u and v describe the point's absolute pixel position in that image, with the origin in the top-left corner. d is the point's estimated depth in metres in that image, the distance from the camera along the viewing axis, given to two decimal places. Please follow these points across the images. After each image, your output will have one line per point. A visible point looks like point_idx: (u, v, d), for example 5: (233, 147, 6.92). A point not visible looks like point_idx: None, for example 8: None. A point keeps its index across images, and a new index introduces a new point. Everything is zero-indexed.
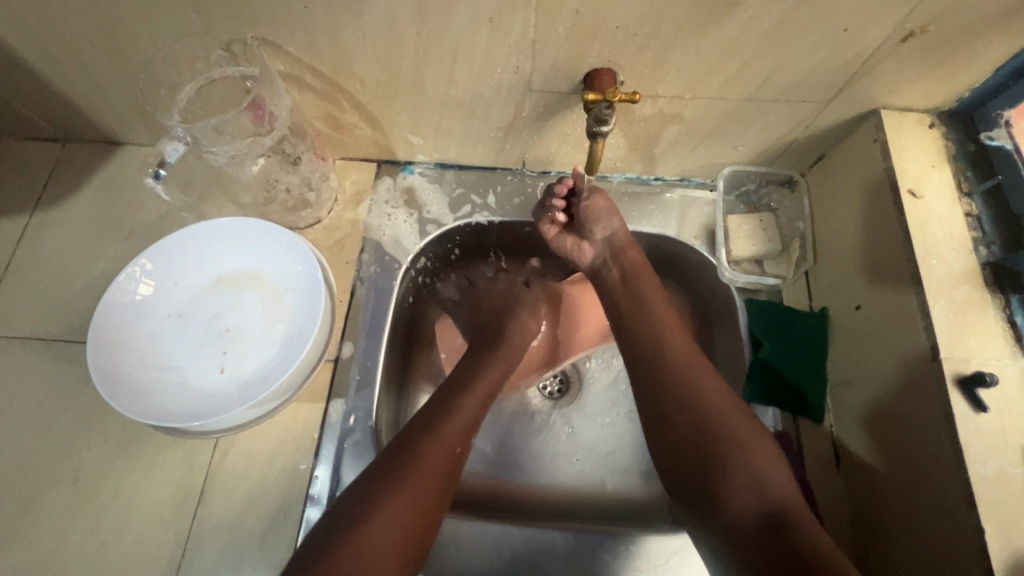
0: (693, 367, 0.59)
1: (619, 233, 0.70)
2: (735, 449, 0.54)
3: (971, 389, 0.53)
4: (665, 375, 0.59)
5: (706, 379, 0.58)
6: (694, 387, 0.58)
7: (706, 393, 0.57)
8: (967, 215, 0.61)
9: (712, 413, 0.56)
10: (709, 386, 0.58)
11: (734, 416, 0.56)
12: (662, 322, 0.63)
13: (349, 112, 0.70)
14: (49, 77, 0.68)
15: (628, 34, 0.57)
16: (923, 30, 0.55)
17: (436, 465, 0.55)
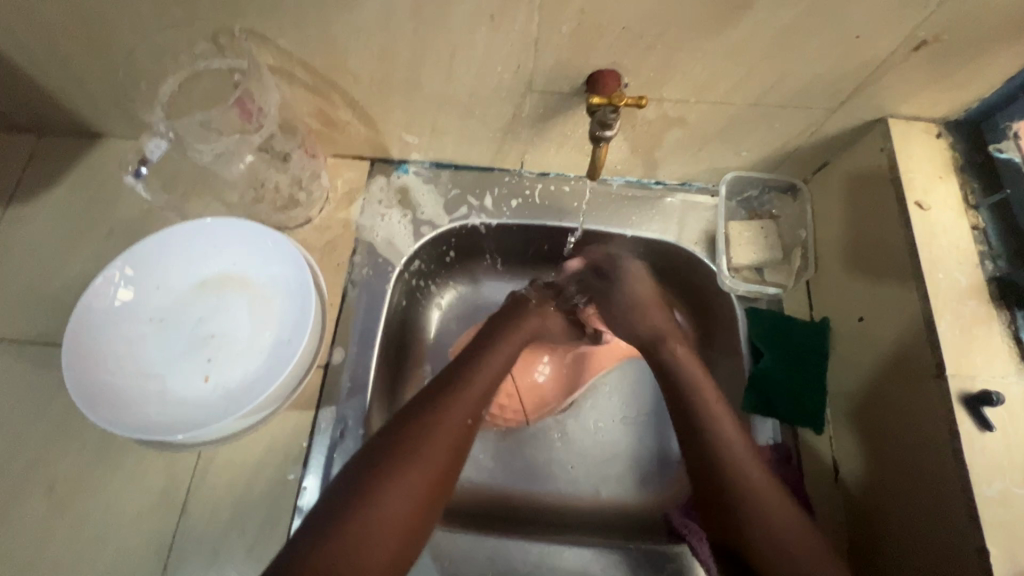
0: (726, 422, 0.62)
1: (666, 330, 0.71)
2: (771, 514, 0.56)
3: (977, 407, 0.52)
4: (716, 454, 0.59)
5: (737, 436, 0.61)
6: (735, 462, 0.58)
7: (732, 441, 0.60)
8: (974, 228, 0.60)
9: (752, 486, 0.57)
10: (733, 434, 0.61)
11: (774, 494, 0.57)
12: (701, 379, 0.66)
13: (342, 108, 0.68)
14: (23, 66, 0.64)
15: (634, 35, 0.55)
16: (936, 39, 0.54)
17: (430, 456, 0.54)
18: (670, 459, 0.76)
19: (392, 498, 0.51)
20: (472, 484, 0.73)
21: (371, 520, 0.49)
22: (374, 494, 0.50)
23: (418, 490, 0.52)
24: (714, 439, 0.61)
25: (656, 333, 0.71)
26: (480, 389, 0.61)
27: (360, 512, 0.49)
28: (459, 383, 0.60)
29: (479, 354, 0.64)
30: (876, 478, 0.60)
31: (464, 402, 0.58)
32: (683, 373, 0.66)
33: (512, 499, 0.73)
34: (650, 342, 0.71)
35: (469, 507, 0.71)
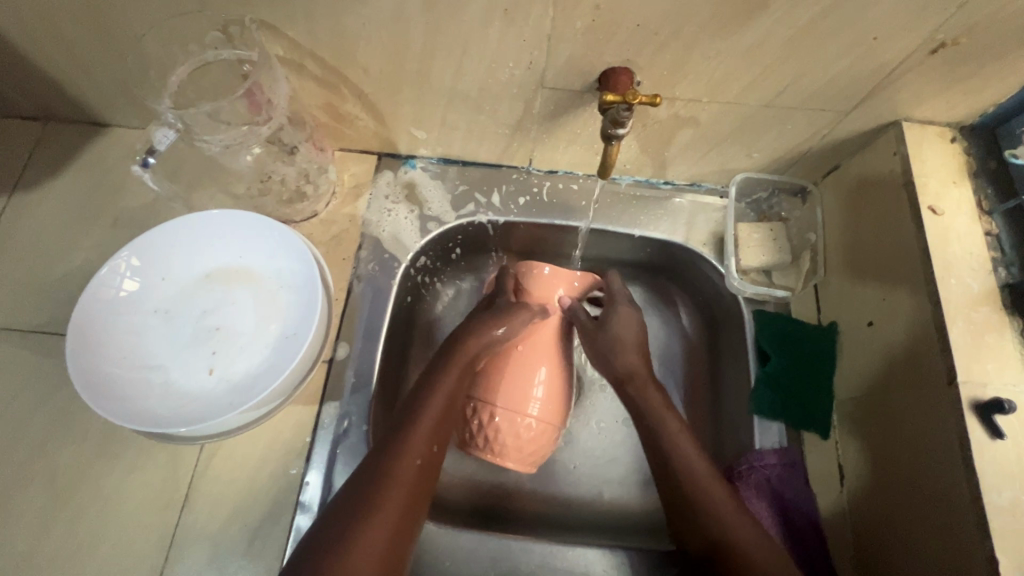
0: (688, 447, 0.60)
1: (658, 393, 0.66)
2: (738, 533, 0.54)
3: (988, 415, 0.51)
4: (699, 495, 0.57)
5: (707, 475, 0.58)
6: (706, 492, 0.57)
7: (698, 478, 0.58)
8: (987, 234, 0.59)
9: (734, 523, 0.55)
10: (705, 472, 0.58)
11: (751, 527, 0.55)
12: (665, 411, 0.62)
13: (351, 102, 0.67)
14: (29, 53, 0.63)
15: (648, 32, 0.54)
16: (954, 42, 0.53)
17: (386, 507, 0.50)
18: None
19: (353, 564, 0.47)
20: (474, 482, 0.72)
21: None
22: (346, 544, 0.47)
23: (377, 550, 0.48)
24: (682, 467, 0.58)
25: (641, 384, 0.64)
26: (433, 417, 0.56)
27: (334, 565, 0.46)
28: (413, 415, 0.56)
29: (423, 387, 0.58)
30: (882, 485, 0.60)
31: (416, 441, 0.54)
32: (653, 415, 0.62)
33: (514, 498, 0.72)
34: (624, 378, 0.65)
35: (471, 505, 0.70)
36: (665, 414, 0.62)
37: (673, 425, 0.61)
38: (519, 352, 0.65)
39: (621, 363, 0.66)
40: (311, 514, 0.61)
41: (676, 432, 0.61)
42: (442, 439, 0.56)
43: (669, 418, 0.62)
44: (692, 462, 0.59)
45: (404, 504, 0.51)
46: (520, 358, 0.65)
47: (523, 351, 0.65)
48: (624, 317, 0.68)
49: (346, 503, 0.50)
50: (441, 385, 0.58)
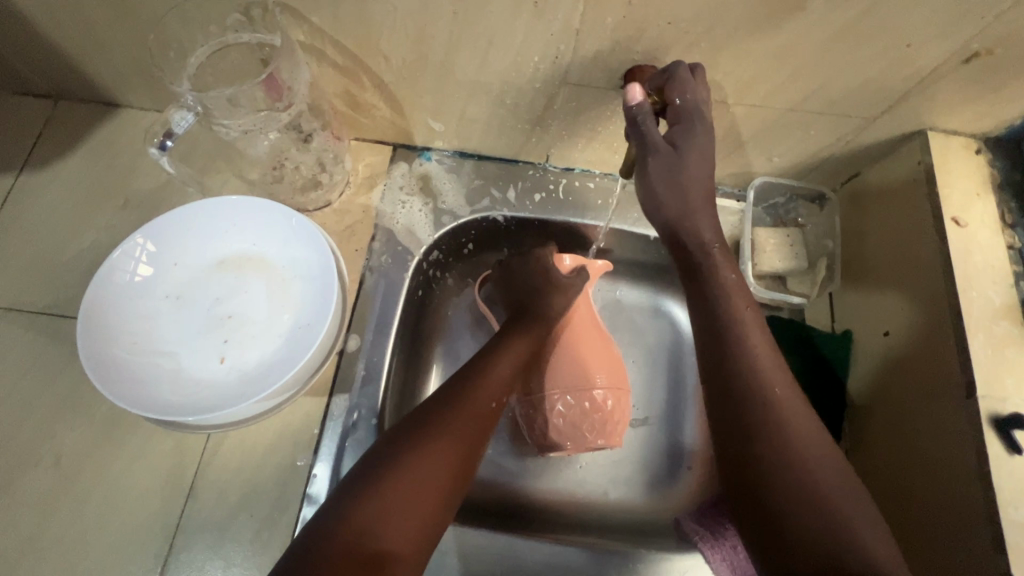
0: (768, 367, 0.52)
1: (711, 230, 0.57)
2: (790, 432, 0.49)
3: (1007, 431, 0.51)
4: (769, 424, 0.49)
5: (788, 396, 0.51)
6: (786, 418, 0.49)
7: (785, 407, 0.50)
8: (1010, 247, 0.59)
9: (805, 453, 0.48)
10: (789, 399, 0.51)
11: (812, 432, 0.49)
12: (756, 336, 0.54)
13: (370, 90, 0.66)
14: (44, 28, 0.62)
15: (679, 31, 0.53)
16: (988, 52, 0.53)
17: (455, 433, 0.53)
18: (681, 464, 0.75)
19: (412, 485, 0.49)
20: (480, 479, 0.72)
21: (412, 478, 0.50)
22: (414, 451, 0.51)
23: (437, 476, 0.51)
24: (760, 401, 0.50)
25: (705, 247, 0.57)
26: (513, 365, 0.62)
27: (406, 465, 0.50)
28: (492, 357, 0.62)
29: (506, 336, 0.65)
30: (892, 495, 0.60)
31: (494, 386, 0.59)
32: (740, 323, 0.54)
33: (519, 496, 0.72)
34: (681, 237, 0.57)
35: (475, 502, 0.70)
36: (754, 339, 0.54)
37: (760, 347, 0.53)
38: (579, 337, 0.71)
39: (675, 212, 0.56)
40: (318, 505, 0.61)
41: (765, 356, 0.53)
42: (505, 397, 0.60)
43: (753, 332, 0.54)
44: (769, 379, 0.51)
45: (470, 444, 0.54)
46: (578, 345, 0.70)
47: (577, 335, 0.71)
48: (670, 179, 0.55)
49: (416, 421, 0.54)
50: (522, 339, 0.65)
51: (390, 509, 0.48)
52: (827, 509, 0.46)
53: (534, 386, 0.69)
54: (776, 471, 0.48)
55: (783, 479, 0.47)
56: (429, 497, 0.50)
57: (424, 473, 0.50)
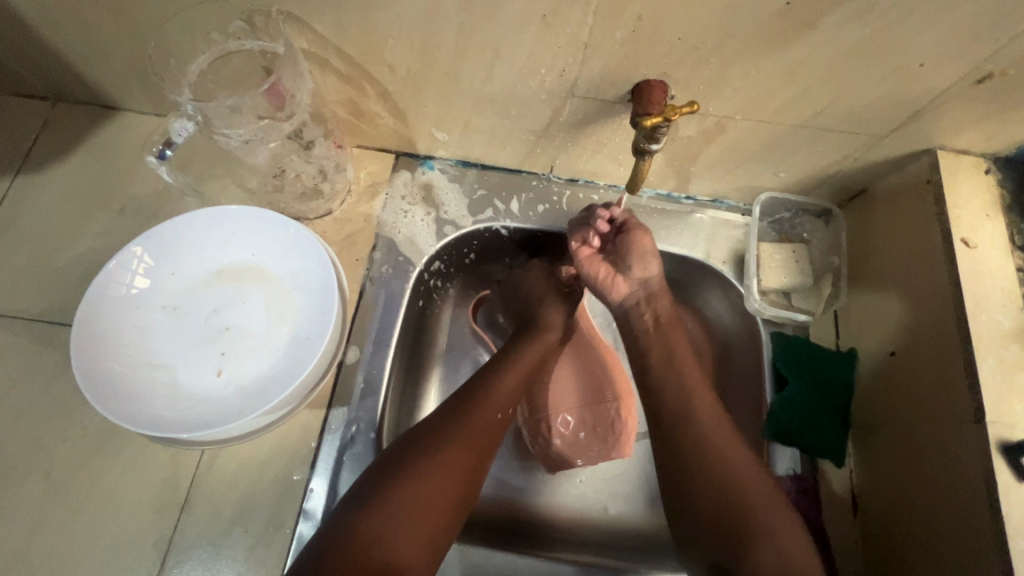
0: (703, 401, 0.61)
1: (658, 285, 0.67)
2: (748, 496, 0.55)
3: (1016, 457, 0.50)
4: (712, 474, 0.56)
5: (717, 423, 0.59)
6: (720, 449, 0.57)
7: (711, 436, 0.58)
8: (1019, 269, 0.58)
9: (733, 478, 0.56)
10: (722, 437, 0.58)
11: (768, 489, 0.56)
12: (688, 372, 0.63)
13: (373, 99, 0.65)
14: (43, 31, 0.61)
15: (688, 46, 0.52)
16: (1001, 73, 0.52)
17: (454, 450, 0.54)
18: None
19: (412, 497, 0.50)
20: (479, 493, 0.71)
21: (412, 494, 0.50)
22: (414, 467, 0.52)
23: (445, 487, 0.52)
24: (687, 428, 0.59)
25: (649, 294, 0.67)
26: (513, 381, 0.62)
27: (406, 481, 0.51)
28: (497, 371, 0.62)
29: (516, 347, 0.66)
30: (897, 519, 0.59)
31: (499, 397, 0.60)
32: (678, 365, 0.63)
33: (519, 511, 0.71)
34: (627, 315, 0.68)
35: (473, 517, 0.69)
36: (691, 380, 0.62)
37: (696, 385, 0.62)
38: (574, 357, 0.76)
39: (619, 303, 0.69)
40: (314, 521, 0.59)
41: (696, 389, 0.62)
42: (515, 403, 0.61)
43: (687, 367, 0.63)
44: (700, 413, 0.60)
45: (473, 452, 0.55)
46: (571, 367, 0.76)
47: (574, 355, 0.76)
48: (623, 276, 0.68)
49: (427, 434, 0.55)
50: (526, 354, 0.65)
51: (396, 523, 0.49)
52: (745, 526, 0.54)
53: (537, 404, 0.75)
54: (698, 490, 0.56)
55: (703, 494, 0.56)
56: (430, 513, 0.51)
57: (431, 484, 0.51)
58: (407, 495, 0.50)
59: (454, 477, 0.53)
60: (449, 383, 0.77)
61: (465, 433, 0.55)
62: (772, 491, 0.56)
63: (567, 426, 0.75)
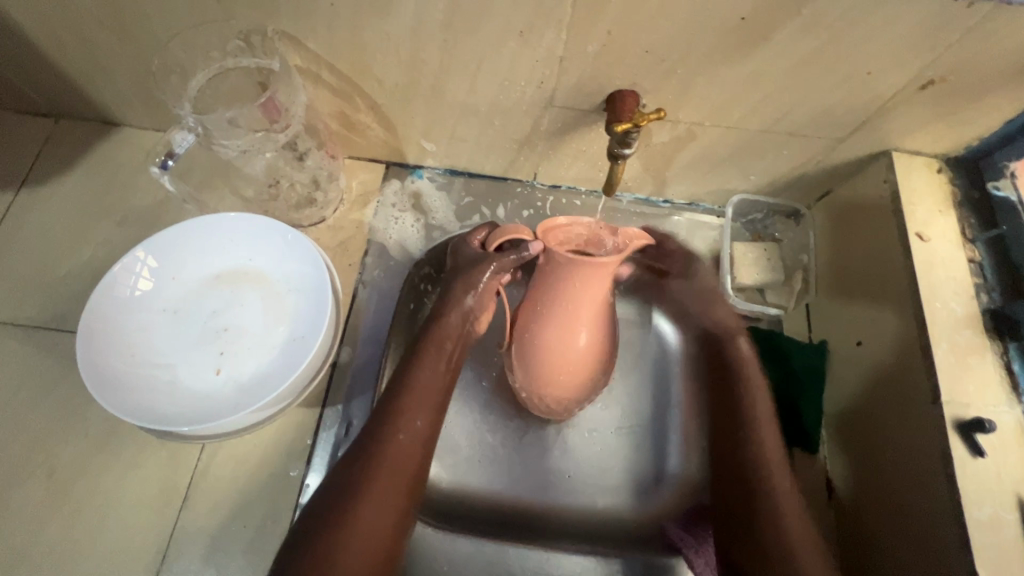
0: (772, 446, 0.60)
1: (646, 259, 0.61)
2: (776, 504, 0.57)
3: (970, 434, 0.54)
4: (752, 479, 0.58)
5: (787, 483, 0.58)
6: (759, 450, 0.60)
7: (783, 495, 0.57)
8: (970, 260, 0.63)
9: (796, 546, 0.54)
10: (791, 504, 0.57)
11: (791, 498, 0.57)
12: (770, 432, 0.61)
13: (363, 112, 0.69)
14: (50, 52, 0.64)
15: (656, 58, 0.57)
16: (942, 79, 0.57)
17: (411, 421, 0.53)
18: (666, 473, 0.74)
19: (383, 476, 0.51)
20: (468, 488, 0.71)
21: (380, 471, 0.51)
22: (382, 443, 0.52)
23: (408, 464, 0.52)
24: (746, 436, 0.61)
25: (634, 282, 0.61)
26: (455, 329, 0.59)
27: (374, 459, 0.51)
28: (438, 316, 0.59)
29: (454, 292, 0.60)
30: (867, 498, 0.62)
31: (418, 402, 0.55)
32: (766, 424, 0.61)
33: (502, 508, 0.70)
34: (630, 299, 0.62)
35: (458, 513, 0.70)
36: (767, 430, 0.61)
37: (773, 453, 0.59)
38: (563, 292, 0.56)
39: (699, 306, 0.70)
40: None
41: (773, 450, 0.60)
42: (430, 414, 0.55)
43: (764, 424, 0.61)
44: (773, 467, 0.59)
45: (388, 500, 0.50)
46: (553, 315, 0.57)
47: (564, 292, 0.56)
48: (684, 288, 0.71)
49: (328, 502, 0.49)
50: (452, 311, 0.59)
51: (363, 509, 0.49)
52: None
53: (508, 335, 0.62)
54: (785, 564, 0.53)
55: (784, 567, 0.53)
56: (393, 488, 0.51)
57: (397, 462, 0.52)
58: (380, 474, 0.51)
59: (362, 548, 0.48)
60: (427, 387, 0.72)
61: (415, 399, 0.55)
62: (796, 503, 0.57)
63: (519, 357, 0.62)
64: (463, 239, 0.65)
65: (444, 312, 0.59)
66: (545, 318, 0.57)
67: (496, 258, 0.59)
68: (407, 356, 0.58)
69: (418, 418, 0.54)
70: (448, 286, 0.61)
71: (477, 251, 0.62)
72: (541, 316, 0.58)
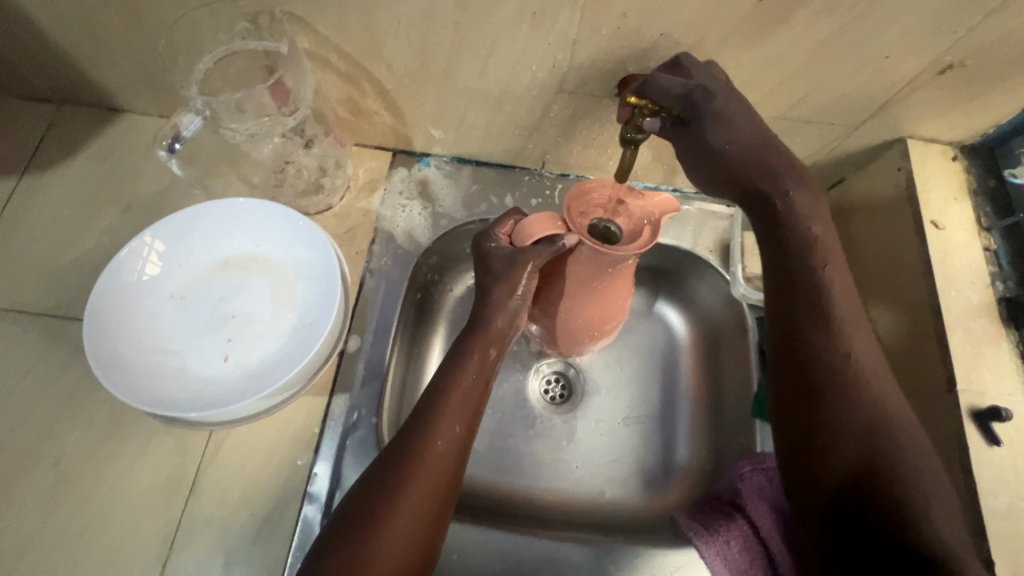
0: (850, 310, 0.53)
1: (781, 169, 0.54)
2: (856, 372, 0.51)
3: (986, 423, 0.54)
4: (830, 366, 0.51)
5: (869, 350, 0.52)
6: (836, 320, 0.53)
7: (861, 354, 0.52)
8: (986, 249, 0.62)
9: (877, 411, 0.49)
10: (866, 356, 0.52)
11: (873, 363, 0.52)
12: (843, 293, 0.54)
13: (372, 97, 0.68)
14: (52, 34, 0.63)
15: (671, 42, 0.56)
16: (961, 64, 0.56)
17: (449, 427, 0.53)
18: (674, 464, 0.73)
19: (417, 485, 0.50)
20: (476, 478, 0.71)
21: (415, 477, 0.50)
22: (416, 448, 0.51)
23: (443, 470, 0.51)
24: (816, 305, 0.53)
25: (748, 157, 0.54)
26: (500, 336, 0.59)
27: (411, 466, 0.50)
28: (483, 321, 0.59)
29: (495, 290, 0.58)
30: None
31: (453, 410, 0.54)
32: (827, 278, 0.54)
33: (511, 498, 0.70)
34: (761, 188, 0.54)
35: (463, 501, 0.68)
36: (839, 288, 0.54)
37: (848, 317, 0.53)
38: (593, 287, 0.58)
39: (741, 156, 0.54)
40: (319, 505, 0.61)
41: (850, 315, 0.53)
42: (468, 422, 0.55)
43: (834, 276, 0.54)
44: (851, 334, 0.52)
45: (422, 509, 0.49)
46: (584, 303, 0.60)
47: (593, 287, 0.58)
48: (713, 140, 0.53)
49: (366, 509, 0.48)
50: (498, 315, 0.59)
51: (397, 513, 0.48)
52: (887, 474, 0.47)
53: (542, 305, 0.63)
54: (840, 427, 0.49)
55: (840, 434, 0.49)
56: (429, 494, 0.50)
57: (432, 469, 0.51)
58: (413, 480, 0.50)
59: (397, 555, 0.47)
60: (433, 371, 0.75)
61: (449, 407, 0.54)
62: (878, 370, 0.52)
63: (540, 331, 0.66)
64: (487, 232, 0.62)
65: (492, 319, 0.59)
66: (573, 299, 0.60)
67: (533, 258, 0.56)
68: (449, 364, 0.57)
69: (456, 425, 0.53)
70: (487, 290, 0.59)
71: (506, 247, 0.59)
72: (572, 305, 0.61)
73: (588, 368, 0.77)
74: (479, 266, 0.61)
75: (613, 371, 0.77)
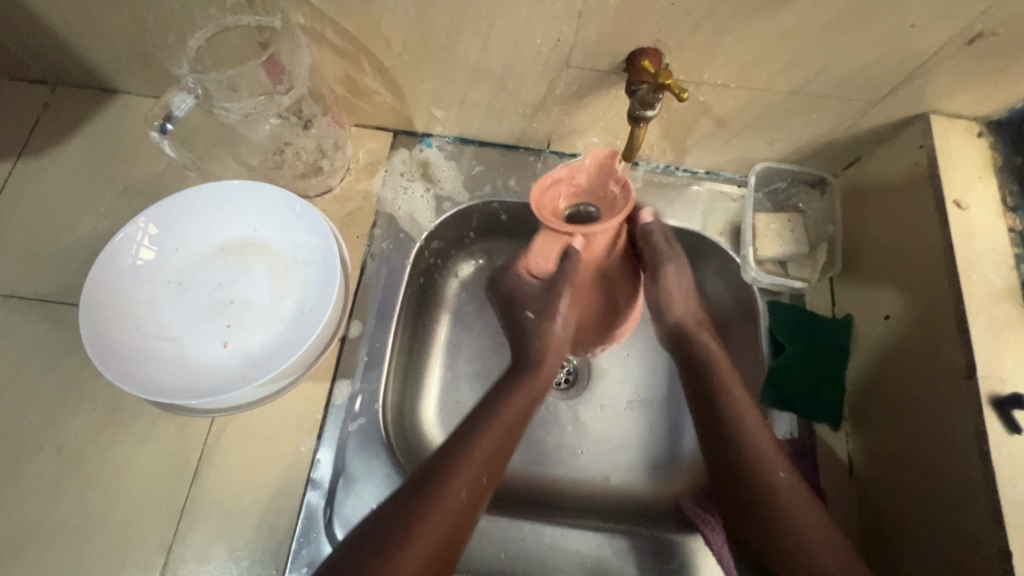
0: (770, 450, 0.58)
1: (716, 350, 0.66)
2: (782, 494, 0.56)
3: (1006, 409, 0.52)
4: (764, 502, 0.56)
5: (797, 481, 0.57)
6: (759, 457, 0.57)
7: (792, 490, 0.56)
8: (1010, 229, 0.60)
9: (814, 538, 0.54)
10: (790, 483, 0.56)
11: (795, 488, 0.56)
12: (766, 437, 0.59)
13: (370, 75, 0.65)
14: (42, 11, 0.62)
15: (682, 12, 0.53)
16: (992, 33, 0.53)
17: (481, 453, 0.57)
18: (682, 452, 0.72)
19: (451, 498, 0.53)
20: None
21: (446, 500, 0.53)
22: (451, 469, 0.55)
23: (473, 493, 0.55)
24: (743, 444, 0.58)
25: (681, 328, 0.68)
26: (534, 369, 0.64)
27: (441, 489, 0.54)
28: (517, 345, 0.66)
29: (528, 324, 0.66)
30: (893, 474, 0.60)
31: (488, 435, 0.58)
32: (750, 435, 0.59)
33: (517, 483, 0.70)
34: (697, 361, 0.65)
35: None
36: (757, 429, 0.59)
37: (773, 457, 0.58)
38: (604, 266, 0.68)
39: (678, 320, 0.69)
40: (322, 491, 0.61)
41: (771, 452, 0.58)
42: (502, 450, 0.58)
43: (752, 418, 0.60)
44: (771, 463, 0.57)
45: (446, 526, 0.52)
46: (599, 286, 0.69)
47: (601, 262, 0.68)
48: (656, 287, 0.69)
49: (398, 518, 0.52)
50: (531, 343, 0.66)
51: (428, 529, 0.52)
52: None
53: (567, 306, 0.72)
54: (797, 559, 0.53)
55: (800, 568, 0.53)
56: (461, 517, 0.53)
57: (461, 493, 0.54)
58: (443, 498, 0.53)
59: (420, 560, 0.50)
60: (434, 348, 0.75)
61: (488, 434, 0.58)
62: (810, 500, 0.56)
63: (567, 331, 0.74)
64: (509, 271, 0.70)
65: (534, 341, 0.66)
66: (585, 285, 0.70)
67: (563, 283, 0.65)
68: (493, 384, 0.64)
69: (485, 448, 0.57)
70: (520, 320, 0.67)
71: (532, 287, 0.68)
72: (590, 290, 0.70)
73: (597, 356, 0.76)
74: (506, 301, 0.69)
75: (621, 359, 0.76)
